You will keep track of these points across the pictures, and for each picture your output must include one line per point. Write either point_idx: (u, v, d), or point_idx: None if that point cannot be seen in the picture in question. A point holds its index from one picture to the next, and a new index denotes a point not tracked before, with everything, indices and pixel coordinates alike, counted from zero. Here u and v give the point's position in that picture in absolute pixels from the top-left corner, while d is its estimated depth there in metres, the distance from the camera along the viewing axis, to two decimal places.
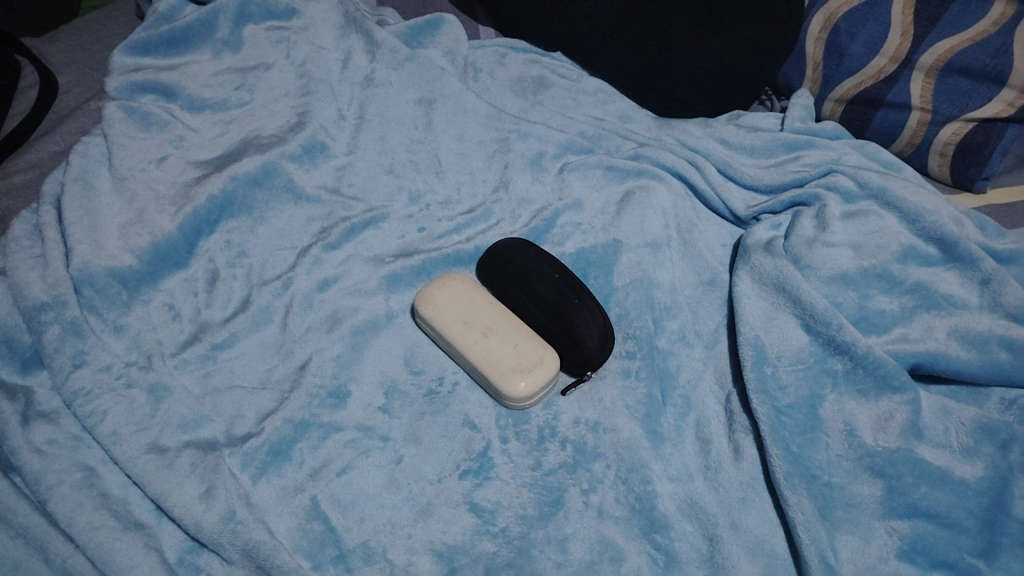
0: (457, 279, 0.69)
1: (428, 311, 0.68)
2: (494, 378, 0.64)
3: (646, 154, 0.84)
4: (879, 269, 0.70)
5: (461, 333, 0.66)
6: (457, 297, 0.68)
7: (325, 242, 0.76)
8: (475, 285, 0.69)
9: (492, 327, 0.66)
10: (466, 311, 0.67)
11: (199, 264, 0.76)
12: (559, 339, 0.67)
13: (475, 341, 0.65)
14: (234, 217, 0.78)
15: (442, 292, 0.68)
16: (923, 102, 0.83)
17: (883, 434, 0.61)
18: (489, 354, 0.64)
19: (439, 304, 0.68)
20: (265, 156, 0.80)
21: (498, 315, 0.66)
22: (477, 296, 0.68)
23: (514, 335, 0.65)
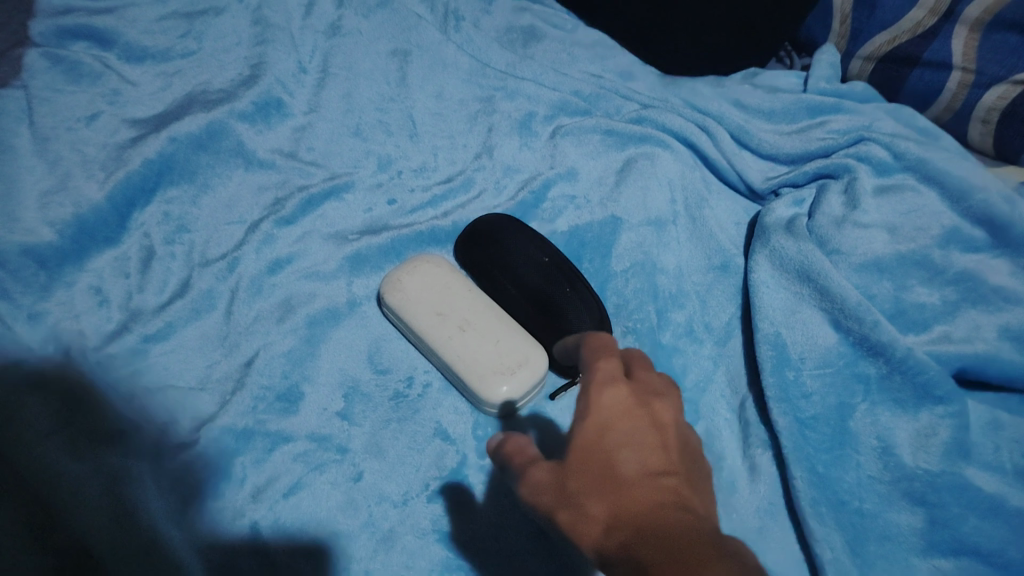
0: (431, 265, 0.59)
1: (395, 301, 0.58)
2: (471, 380, 0.54)
3: (651, 116, 0.74)
4: (918, 255, 0.61)
5: (434, 327, 0.56)
6: (431, 285, 0.58)
7: (277, 216, 0.66)
8: (452, 272, 0.59)
9: (471, 320, 0.56)
10: (441, 302, 0.57)
11: (132, 240, 0.65)
12: (547, 334, 0.57)
13: (449, 338, 0.55)
14: (174, 185, 0.68)
15: (414, 279, 0.58)
16: (966, 60, 0.73)
17: (924, 453, 0.52)
18: (465, 353, 0.54)
19: (409, 292, 0.58)
20: (211, 114, 0.70)
21: (477, 307, 0.57)
22: (454, 284, 0.58)
23: (496, 330, 0.55)
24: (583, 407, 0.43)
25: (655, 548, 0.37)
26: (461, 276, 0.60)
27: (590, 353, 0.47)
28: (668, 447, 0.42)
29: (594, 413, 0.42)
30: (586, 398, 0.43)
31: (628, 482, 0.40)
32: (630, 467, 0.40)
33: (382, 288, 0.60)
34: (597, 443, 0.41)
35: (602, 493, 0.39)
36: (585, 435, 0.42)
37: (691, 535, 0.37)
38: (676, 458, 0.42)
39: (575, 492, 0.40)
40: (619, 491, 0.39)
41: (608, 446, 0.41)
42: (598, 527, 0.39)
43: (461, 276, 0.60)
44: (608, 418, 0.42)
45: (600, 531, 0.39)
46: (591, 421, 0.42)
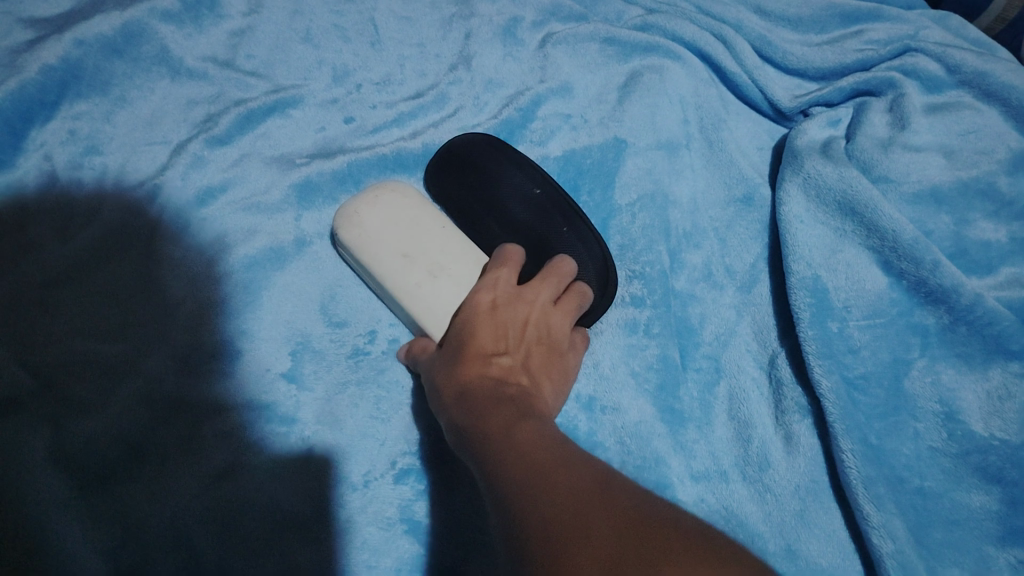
0: (394, 192, 0.48)
1: (351, 238, 0.46)
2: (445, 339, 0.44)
3: (658, 23, 0.63)
4: (982, 183, 0.51)
5: (397, 272, 0.45)
6: (395, 218, 0.46)
7: (208, 134, 0.54)
8: (419, 202, 0.48)
9: (447, 267, 0.45)
10: (406, 240, 0.46)
11: (30, 164, 0.53)
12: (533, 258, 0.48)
13: (418, 287, 0.44)
14: (83, 97, 0.56)
15: (373, 212, 0.47)
16: None
17: (998, 419, 0.43)
18: (439, 308, 0.44)
19: (369, 229, 0.46)
20: (127, 12, 0.57)
21: (452, 250, 0.46)
22: (422, 218, 0.47)
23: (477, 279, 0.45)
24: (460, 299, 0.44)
25: (468, 412, 0.37)
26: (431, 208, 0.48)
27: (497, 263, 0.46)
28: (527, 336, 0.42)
29: (464, 307, 0.43)
30: (467, 296, 0.44)
31: (467, 358, 0.40)
32: (476, 345, 0.41)
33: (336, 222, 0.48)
34: (458, 326, 0.42)
35: (447, 369, 0.41)
36: (452, 327, 0.42)
37: (500, 396, 0.37)
38: (530, 347, 0.42)
39: (433, 370, 0.42)
40: (460, 363, 0.40)
41: (463, 330, 0.41)
42: (440, 397, 0.40)
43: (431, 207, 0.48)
44: (475, 303, 0.43)
45: (441, 400, 0.40)
46: (461, 311, 0.43)
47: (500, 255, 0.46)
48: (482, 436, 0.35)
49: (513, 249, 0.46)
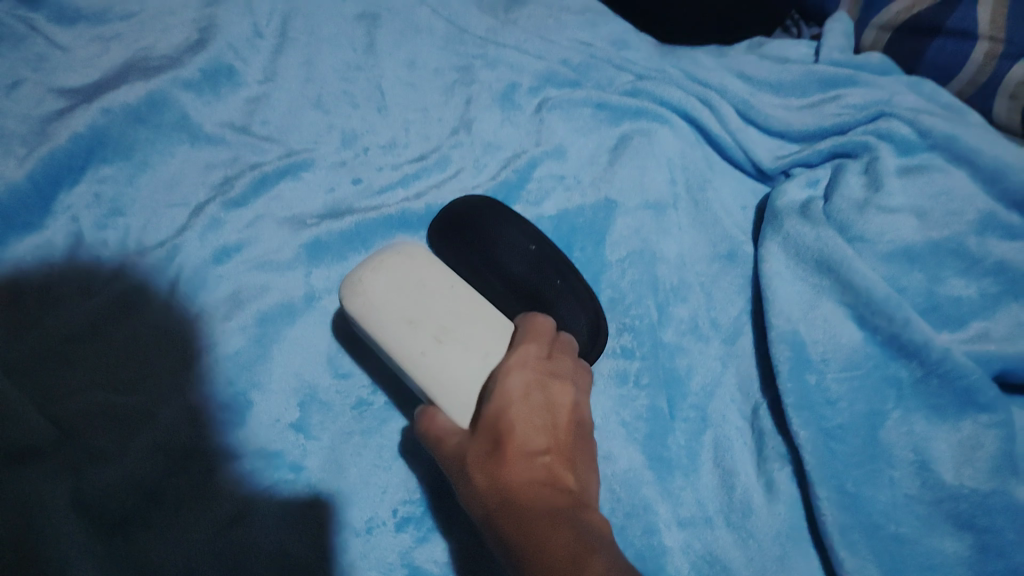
0: (403, 255, 0.47)
1: (357, 306, 0.46)
2: (453, 405, 0.43)
3: (647, 88, 0.67)
4: (953, 242, 0.54)
5: (402, 338, 0.44)
6: (400, 283, 0.46)
7: (224, 197, 0.58)
8: (428, 263, 0.47)
9: (454, 329, 0.44)
10: (411, 305, 0.45)
11: (57, 225, 0.57)
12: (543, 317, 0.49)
13: (422, 353, 0.43)
14: (108, 163, 0.60)
15: (380, 276, 0.46)
16: (994, 29, 0.66)
17: (969, 469, 0.46)
18: (445, 373, 0.43)
19: (375, 294, 0.46)
20: (151, 83, 0.61)
21: (461, 312, 0.45)
22: (429, 280, 0.46)
23: (486, 342, 0.44)
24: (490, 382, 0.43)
25: (522, 529, 0.37)
26: (440, 268, 0.48)
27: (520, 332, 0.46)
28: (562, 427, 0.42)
29: (497, 393, 0.42)
30: (493, 377, 0.43)
31: (511, 462, 0.40)
32: (518, 447, 0.40)
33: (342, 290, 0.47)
34: (494, 418, 0.41)
35: (488, 468, 0.40)
36: (485, 414, 0.42)
37: (554, 513, 0.37)
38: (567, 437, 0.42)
39: (470, 464, 0.41)
40: (503, 469, 0.40)
41: (502, 424, 0.41)
42: (484, 503, 0.40)
43: (441, 267, 0.48)
44: (513, 392, 0.42)
45: (483, 506, 0.40)
46: (495, 401, 0.42)
47: (529, 327, 0.46)
48: (547, 568, 0.35)
49: (540, 326, 0.46)
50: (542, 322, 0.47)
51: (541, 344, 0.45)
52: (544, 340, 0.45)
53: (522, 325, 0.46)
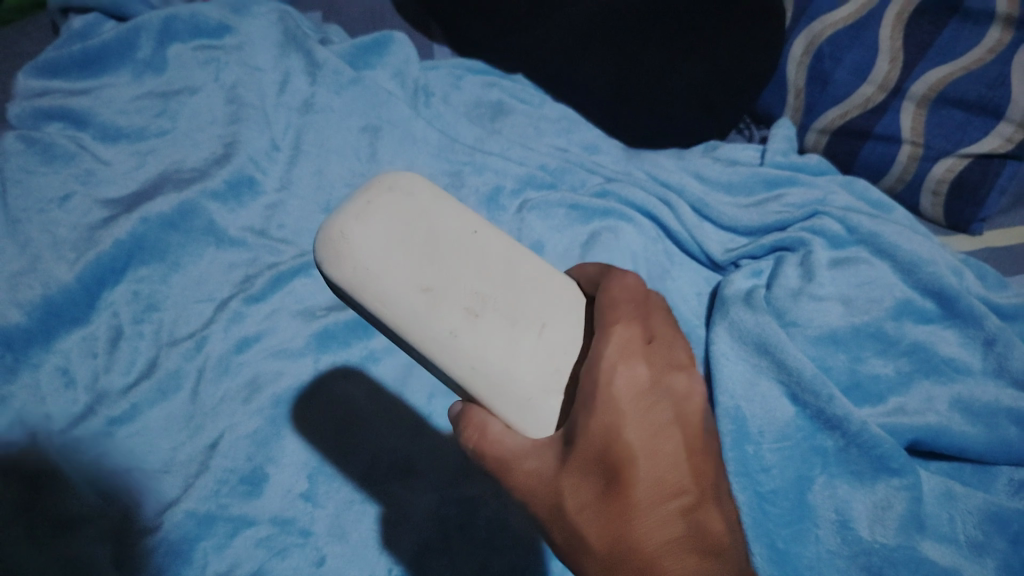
0: (391, 193, 0.39)
1: (348, 269, 0.38)
2: (499, 397, 0.38)
3: (614, 190, 0.77)
4: (872, 327, 0.63)
5: (420, 309, 0.37)
6: (398, 238, 0.38)
7: (246, 294, 0.67)
8: (424, 205, 0.40)
9: (486, 295, 0.39)
10: (423, 267, 0.38)
11: (102, 320, 0.66)
12: (614, 270, 0.45)
13: (452, 332, 0.37)
14: (145, 264, 0.69)
15: (371, 224, 0.38)
16: (915, 135, 0.76)
17: (882, 527, 0.53)
18: (487, 351, 0.38)
19: (370, 248, 0.38)
20: (183, 194, 0.71)
21: (489, 275, 0.39)
22: (443, 229, 0.39)
23: (530, 311, 0.39)
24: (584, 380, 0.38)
25: None
26: (441, 216, 0.40)
27: (600, 306, 0.41)
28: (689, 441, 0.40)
29: (606, 402, 0.38)
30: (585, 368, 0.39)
31: (640, 503, 0.38)
32: (644, 483, 0.38)
33: (320, 242, 0.39)
34: (604, 438, 0.38)
35: (607, 503, 0.38)
36: (591, 427, 0.37)
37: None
38: (701, 446, 0.40)
39: (576, 505, 0.38)
40: (633, 513, 0.37)
41: (621, 449, 0.38)
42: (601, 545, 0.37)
43: (445, 210, 0.40)
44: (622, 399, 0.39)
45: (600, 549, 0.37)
46: (594, 402, 0.38)
47: (612, 291, 0.42)
48: None
49: (626, 292, 0.42)
50: (629, 285, 0.43)
51: (636, 316, 0.41)
52: (637, 308, 0.42)
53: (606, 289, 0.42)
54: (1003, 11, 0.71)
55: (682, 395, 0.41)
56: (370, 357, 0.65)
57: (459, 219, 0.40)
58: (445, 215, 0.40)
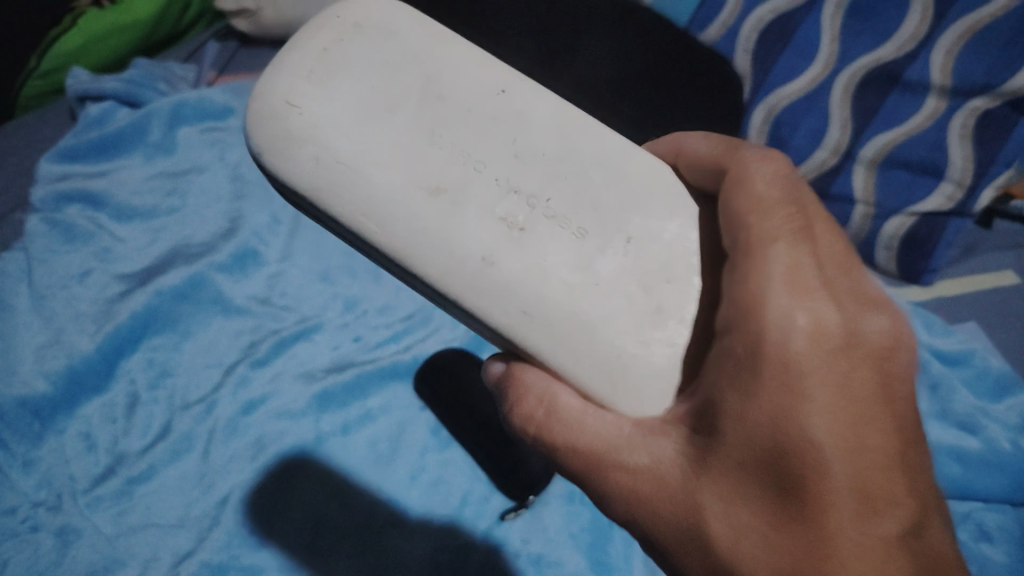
0: (354, 39, 0.42)
1: (309, 168, 0.39)
2: (560, 342, 0.39)
3: None
4: None
5: (424, 208, 0.39)
6: (367, 100, 0.40)
7: (251, 359, 0.73)
8: (403, 51, 0.42)
9: (526, 192, 0.40)
10: (416, 164, 0.39)
11: (119, 386, 0.71)
12: (746, 154, 0.43)
13: (484, 258, 0.38)
14: (158, 333, 0.74)
15: (329, 93, 0.40)
16: (867, 196, 0.84)
17: None
18: (532, 268, 0.38)
19: (343, 125, 0.39)
20: (193, 268, 0.77)
21: (522, 164, 0.40)
22: (449, 96, 0.41)
23: (595, 215, 0.40)
24: (718, 354, 0.38)
25: None
26: (427, 63, 0.42)
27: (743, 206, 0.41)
28: (882, 412, 0.40)
29: (783, 361, 0.38)
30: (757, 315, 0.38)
31: (826, 510, 0.37)
32: (830, 487, 0.37)
33: (253, 136, 0.40)
34: (785, 405, 0.37)
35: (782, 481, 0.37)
36: (764, 392, 0.37)
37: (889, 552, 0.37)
38: (901, 413, 0.40)
39: (736, 525, 0.37)
40: (802, 520, 0.37)
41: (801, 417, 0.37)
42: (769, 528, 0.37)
43: (444, 71, 0.41)
44: (798, 374, 0.38)
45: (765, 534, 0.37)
46: (767, 358, 0.38)
47: (747, 203, 0.41)
48: None
49: (779, 206, 0.41)
50: (778, 195, 0.42)
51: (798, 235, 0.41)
52: (796, 223, 0.41)
53: (735, 200, 0.41)
54: (937, 83, 0.77)
55: (871, 342, 0.41)
56: (367, 416, 0.71)
57: (472, 89, 0.41)
58: (433, 61, 0.42)
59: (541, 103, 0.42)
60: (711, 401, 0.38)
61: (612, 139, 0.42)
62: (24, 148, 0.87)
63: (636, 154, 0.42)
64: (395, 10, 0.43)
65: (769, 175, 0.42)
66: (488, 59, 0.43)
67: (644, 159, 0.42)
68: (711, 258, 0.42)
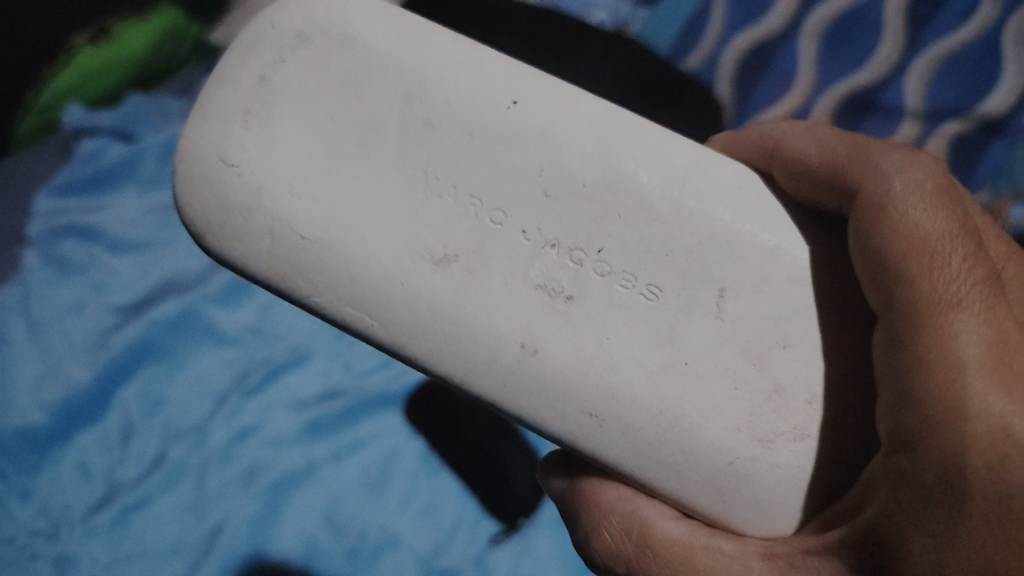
0: (297, 57, 0.40)
1: (266, 246, 0.40)
2: (661, 460, 0.39)
3: None
4: None
5: (423, 281, 0.39)
6: (324, 152, 0.40)
7: (243, 390, 0.74)
8: (367, 65, 0.40)
9: (568, 243, 0.39)
10: (406, 226, 0.39)
11: (114, 417, 0.73)
12: (881, 166, 0.39)
13: (524, 345, 0.39)
14: (152, 363, 0.75)
15: (273, 140, 0.40)
16: None
17: None
18: (590, 345, 0.38)
19: (309, 189, 0.39)
20: (185, 299, 0.78)
21: (569, 211, 0.39)
22: (440, 129, 0.39)
23: (692, 259, 0.38)
24: (891, 469, 0.35)
25: None
26: (402, 75, 0.40)
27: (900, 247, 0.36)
28: None
29: (975, 477, 0.34)
30: (932, 414, 0.34)
31: None
32: None
33: (190, 210, 0.41)
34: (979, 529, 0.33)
35: None
36: (944, 516, 0.34)
37: None
38: None
39: None
40: None
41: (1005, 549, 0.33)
42: None
43: (424, 81, 0.39)
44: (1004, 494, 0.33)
45: None
46: (952, 474, 0.34)
47: (901, 241, 0.37)
48: None
49: (945, 239, 0.37)
50: (941, 224, 0.37)
51: (980, 278, 0.36)
52: (977, 269, 0.36)
53: (886, 239, 0.37)
54: (912, 107, 0.79)
55: None
56: (357, 443, 0.72)
57: (473, 105, 0.39)
58: (409, 71, 0.40)
59: (569, 113, 0.39)
60: (875, 535, 0.35)
61: (679, 151, 0.39)
62: (12, 180, 0.86)
63: (708, 167, 0.39)
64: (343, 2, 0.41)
65: (917, 189, 0.38)
66: (485, 58, 0.40)
67: (728, 167, 0.40)
68: (839, 293, 0.38)
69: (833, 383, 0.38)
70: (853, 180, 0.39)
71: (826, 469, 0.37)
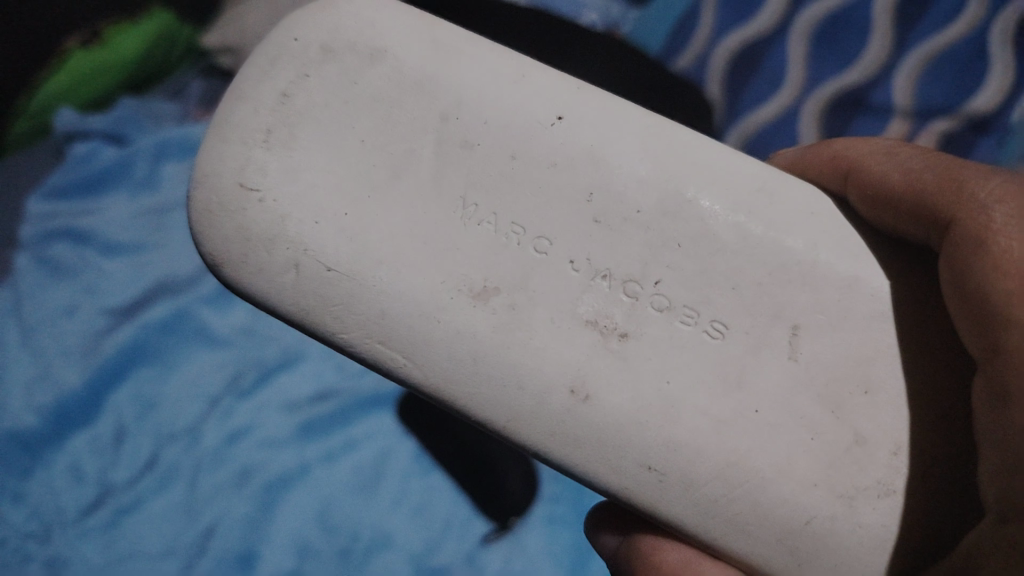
0: (322, 72, 0.39)
1: (292, 279, 0.39)
2: (728, 517, 0.36)
3: None
4: None
5: (462, 320, 0.37)
6: (350, 180, 0.38)
7: (236, 392, 0.74)
8: (395, 81, 0.39)
9: (620, 276, 0.37)
10: (445, 262, 0.38)
11: (105, 420, 0.73)
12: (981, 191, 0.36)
13: (575, 391, 0.37)
14: (143, 365, 0.75)
15: (296, 161, 0.39)
16: None
17: None
18: (649, 393, 0.36)
19: (337, 219, 0.38)
20: (177, 302, 0.78)
21: (619, 245, 0.37)
22: (493, 161, 0.38)
23: (767, 296, 0.36)
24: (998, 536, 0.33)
25: None
26: (438, 91, 0.38)
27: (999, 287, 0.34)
28: None
29: None
30: None
31: None
32: None
33: (208, 242, 0.39)
34: None
35: None
36: None
37: None
38: None
39: None
40: None
41: None
42: None
43: (461, 101, 0.38)
44: None
45: None
46: None
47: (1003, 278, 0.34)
48: None
49: None
50: None
51: None
52: None
53: (984, 276, 0.34)
54: (900, 107, 0.79)
55: None
56: (349, 444, 0.72)
57: (513, 126, 0.38)
58: (444, 87, 0.38)
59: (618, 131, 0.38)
60: None
61: (744, 171, 0.38)
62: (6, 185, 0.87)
63: (775, 189, 0.37)
64: (370, 14, 0.40)
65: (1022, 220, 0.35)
66: (524, 70, 0.39)
67: (796, 185, 0.38)
68: (915, 331, 0.36)
69: (919, 432, 0.36)
70: (947, 208, 0.36)
71: (912, 524, 0.35)
